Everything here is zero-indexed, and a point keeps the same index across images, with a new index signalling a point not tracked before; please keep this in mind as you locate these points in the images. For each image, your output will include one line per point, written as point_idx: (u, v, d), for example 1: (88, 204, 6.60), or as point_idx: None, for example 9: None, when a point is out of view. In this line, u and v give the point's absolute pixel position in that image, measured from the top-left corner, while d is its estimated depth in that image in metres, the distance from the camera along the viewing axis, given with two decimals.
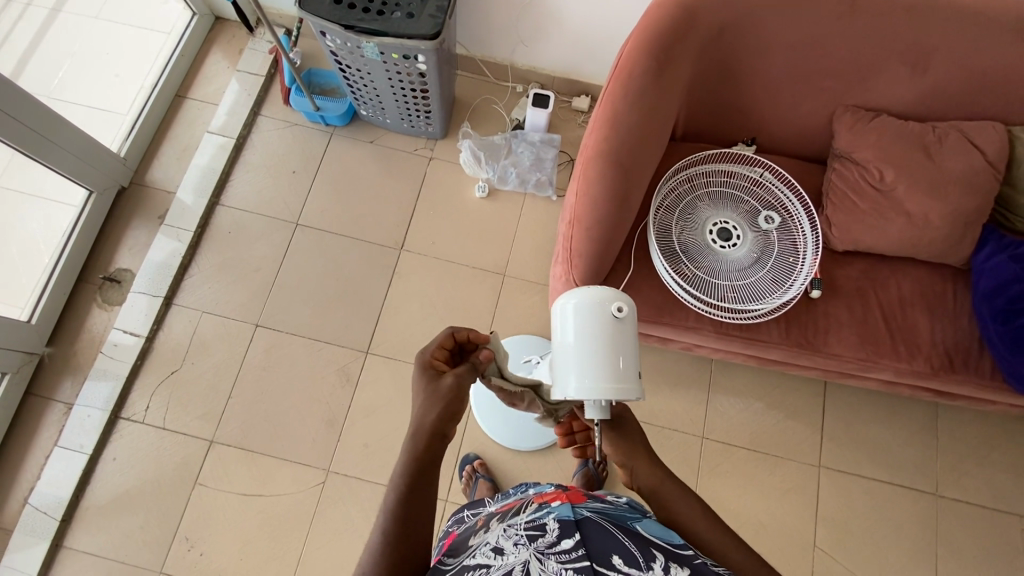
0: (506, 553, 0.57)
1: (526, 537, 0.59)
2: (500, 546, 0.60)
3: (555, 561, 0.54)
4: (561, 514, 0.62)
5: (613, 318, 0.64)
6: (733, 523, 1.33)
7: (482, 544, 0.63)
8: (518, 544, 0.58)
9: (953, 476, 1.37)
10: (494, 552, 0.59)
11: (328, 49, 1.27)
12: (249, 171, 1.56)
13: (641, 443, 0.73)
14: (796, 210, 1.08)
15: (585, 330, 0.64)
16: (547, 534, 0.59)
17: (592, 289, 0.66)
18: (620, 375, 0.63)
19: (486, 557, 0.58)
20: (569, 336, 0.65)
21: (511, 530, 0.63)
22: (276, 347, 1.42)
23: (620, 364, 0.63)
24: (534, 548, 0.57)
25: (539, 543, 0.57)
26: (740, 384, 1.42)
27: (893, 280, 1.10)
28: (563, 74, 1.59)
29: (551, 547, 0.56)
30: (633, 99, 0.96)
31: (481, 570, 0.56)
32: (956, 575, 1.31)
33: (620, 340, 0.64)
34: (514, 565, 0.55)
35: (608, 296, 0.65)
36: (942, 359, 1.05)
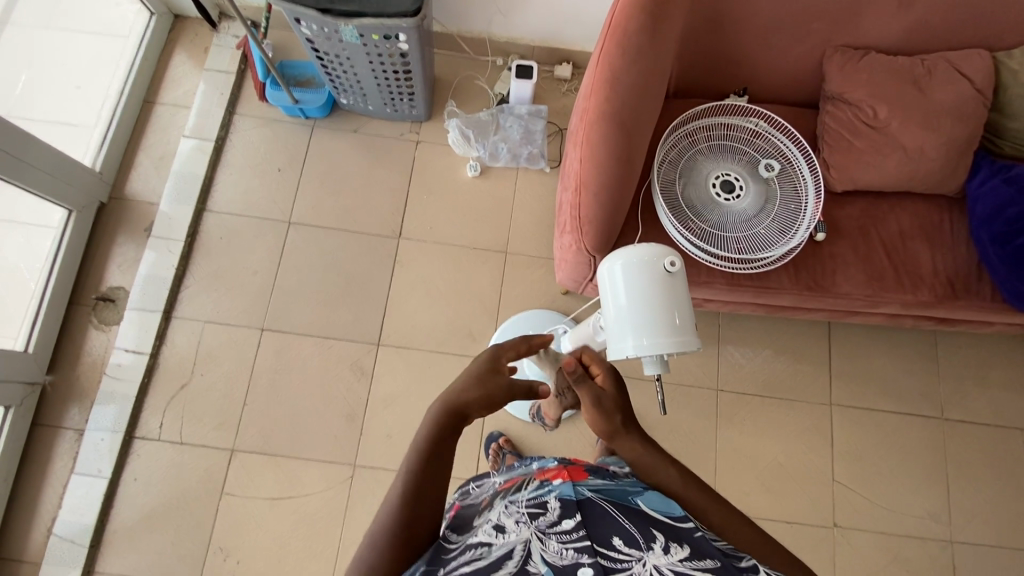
0: (507, 532, 0.58)
1: (527, 515, 0.60)
2: (502, 523, 0.61)
3: (556, 540, 0.55)
4: (563, 493, 0.63)
5: (668, 275, 0.73)
6: (755, 468, 1.37)
7: (484, 523, 0.64)
8: (520, 522, 0.59)
9: (956, 398, 1.43)
10: (495, 530, 0.60)
11: (304, 36, 1.23)
12: (233, 172, 1.52)
13: (623, 421, 0.73)
14: (796, 156, 1.09)
15: (643, 288, 0.73)
16: (548, 513, 0.60)
17: (645, 247, 0.75)
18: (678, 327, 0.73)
19: (488, 534, 0.60)
20: (628, 293, 0.74)
21: (512, 508, 0.64)
22: (285, 349, 1.40)
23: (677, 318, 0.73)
24: (536, 527, 0.58)
25: (540, 521, 0.59)
26: (748, 333, 1.45)
27: (892, 215, 1.13)
28: (542, 43, 1.57)
29: (552, 526, 0.57)
30: (630, 58, 0.95)
31: (482, 547, 0.57)
32: (967, 490, 1.37)
33: (675, 295, 0.73)
34: (516, 544, 0.55)
35: (659, 254, 0.74)
36: (945, 287, 1.09)
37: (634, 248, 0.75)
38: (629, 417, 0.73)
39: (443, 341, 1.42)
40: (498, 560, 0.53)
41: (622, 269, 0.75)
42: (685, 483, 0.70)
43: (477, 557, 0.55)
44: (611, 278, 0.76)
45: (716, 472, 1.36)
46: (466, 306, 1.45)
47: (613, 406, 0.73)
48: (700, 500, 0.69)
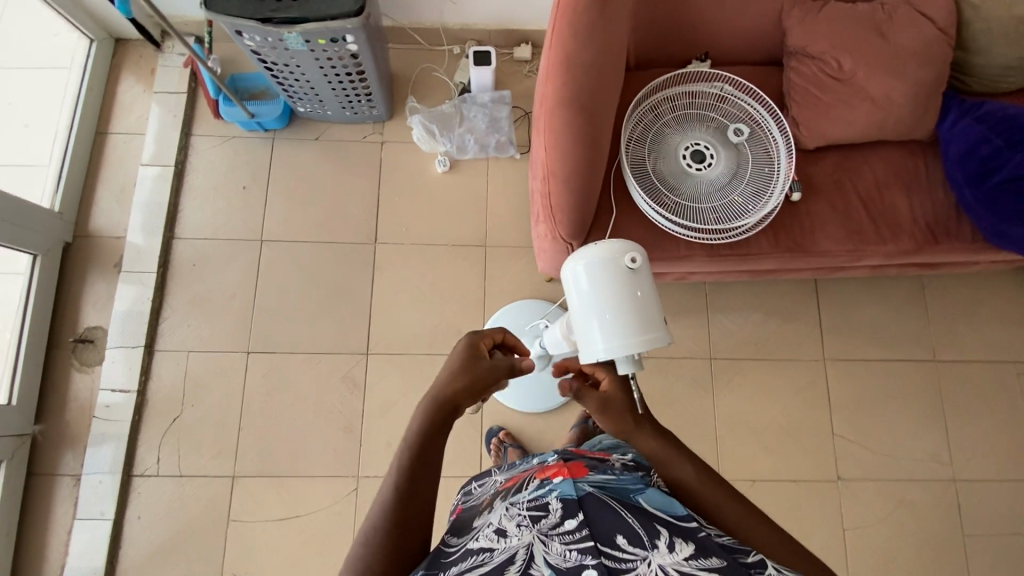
0: (509, 536, 0.58)
1: (528, 517, 0.60)
2: (503, 527, 0.60)
3: (559, 542, 0.56)
4: (564, 493, 0.64)
5: (632, 273, 0.73)
6: (756, 431, 1.38)
7: (486, 526, 0.63)
8: (521, 525, 0.59)
9: (948, 338, 1.43)
10: (496, 535, 0.59)
11: (248, 48, 1.19)
12: (198, 196, 1.48)
13: (634, 416, 0.70)
14: (765, 118, 1.07)
15: (608, 288, 0.73)
16: (550, 515, 0.60)
17: (607, 244, 0.74)
18: (649, 325, 0.72)
19: (489, 540, 0.59)
20: (593, 295, 0.74)
21: (512, 509, 0.64)
22: (273, 369, 1.38)
23: (646, 316, 0.72)
24: (538, 529, 0.58)
25: (542, 523, 0.59)
26: (737, 298, 1.45)
27: (866, 166, 1.11)
28: (498, 26, 1.53)
29: (555, 529, 0.58)
30: (582, 37, 0.92)
31: (484, 553, 0.56)
32: (966, 427, 1.39)
33: (641, 293, 0.73)
34: (519, 548, 0.55)
35: (621, 250, 0.73)
36: (925, 233, 1.08)
37: (594, 246, 0.74)
38: (642, 412, 0.70)
39: (433, 342, 1.41)
40: (500, 564, 0.53)
41: (586, 270, 0.74)
42: (681, 470, 0.69)
43: (479, 562, 0.54)
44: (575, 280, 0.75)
45: (719, 441, 1.37)
46: (451, 305, 1.43)
47: (623, 405, 0.70)
48: (697, 484, 0.68)
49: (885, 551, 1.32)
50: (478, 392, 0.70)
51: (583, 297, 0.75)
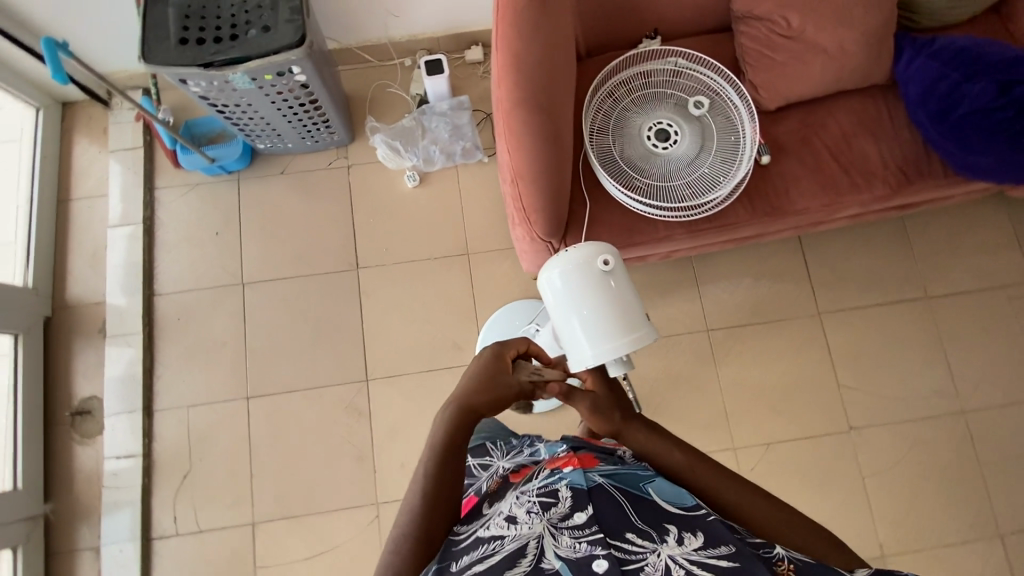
0: (519, 523, 0.58)
1: (538, 504, 0.60)
2: (514, 514, 0.60)
3: (568, 534, 0.55)
4: (573, 481, 0.61)
5: (608, 273, 0.80)
6: (763, 395, 1.38)
7: (496, 514, 0.63)
8: (531, 513, 0.59)
9: (936, 273, 1.44)
10: (507, 522, 0.59)
11: (196, 95, 1.17)
12: (172, 249, 1.46)
13: (622, 415, 0.73)
14: (722, 86, 1.07)
15: (589, 292, 0.79)
16: (560, 503, 0.59)
17: (580, 250, 0.81)
18: (632, 322, 0.79)
19: (499, 527, 0.59)
20: (576, 301, 0.80)
21: (523, 497, 0.63)
22: (276, 411, 1.37)
23: (628, 314, 0.79)
24: (547, 518, 0.57)
25: (552, 513, 0.58)
26: (724, 267, 1.45)
27: (830, 118, 1.11)
28: (445, 31, 1.51)
29: (564, 519, 0.57)
30: (526, 34, 0.91)
31: (495, 541, 0.57)
32: (966, 358, 1.40)
33: (620, 291, 0.80)
34: (529, 538, 0.55)
35: (594, 252, 0.80)
36: (898, 176, 1.09)
37: (569, 252, 0.81)
38: (628, 410, 0.74)
39: (430, 358, 1.40)
40: (511, 556, 0.53)
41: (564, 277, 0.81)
42: (690, 456, 0.68)
43: (489, 554, 0.55)
44: (557, 290, 0.81)
45: (727, 410, 1.38)
46: (442, 317, 1.43)
47: (609, 402, 0.74)
48: (708, 467, 0.68)
49: (905, 492, 1.34)
50: (500, 407, 0.71)
51: (566, 305, 0.80)
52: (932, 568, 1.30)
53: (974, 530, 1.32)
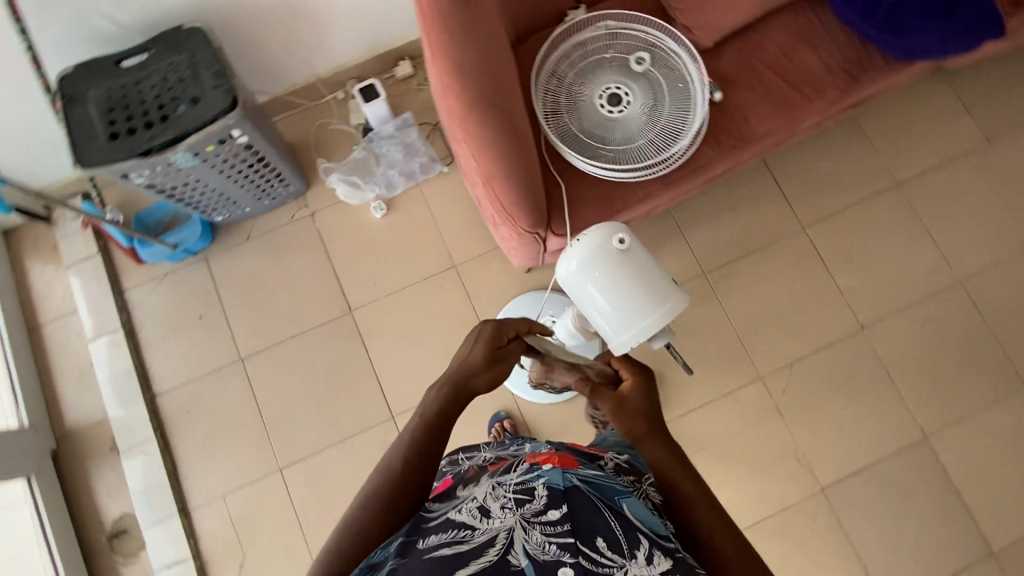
0: (492, 517, 0.57)
1: (513, 500, 0.59)
2: (487, 507, 0.60)
3: (540, 531, 0.54)
4: (551, 481, 0.61)
5: (624, 250, 0.81)
6: (774, 319, 1.41)
7: (468, 501, 0.63)
8: (505, 507, 0.58)
9: (899, 158, 1.48)
10: (480, 513, 0.59)
11: (141, 185, 1.13)
12: (159, 346, 1.42)
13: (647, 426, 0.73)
14: (655, 37, 1.09)
15: (612, 274, 0.80)
16: (535, 501, 0.59)
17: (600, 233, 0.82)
18: (662, 291, 0.81)
19: (471, 516, 0.59)
20: (602, 287, 0.81)
21: (499, 489, 0.63)
22: (312, 474, 1.35)
23: (656, 283, 0.81)
24: (520, 514, 0.56)
25: (526, 508, 0.58)
26: (702, 208, 1.47)
27: (765, 40, 1.13)
28: (369, 54, 1.48)
29: (537, 515, 0.56)
30: (460, 38, 0.90)
31: (465, 529, 0.56)
32: (948, 230, 1.45)
33: (641, 264, 0.82)
34: (500, 531, 0.54)
35: (606, 233, 0.81)
36: (844, 78, 1.11)
37: (581, 241, 0.82)
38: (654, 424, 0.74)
39: None
40: (480, 545, 0.52)
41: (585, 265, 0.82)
42: None
43: (458, 540, 0.54)
44: (579, 280, 0.82)
45: (745, 344, 1.40)
46: (448, 335, 1.41)
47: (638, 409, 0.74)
48: None
49: (929, 371, 1.38)
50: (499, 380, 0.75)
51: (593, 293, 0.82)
52: (972, 433, 1.35)
53: (1001, 387, 1.37)
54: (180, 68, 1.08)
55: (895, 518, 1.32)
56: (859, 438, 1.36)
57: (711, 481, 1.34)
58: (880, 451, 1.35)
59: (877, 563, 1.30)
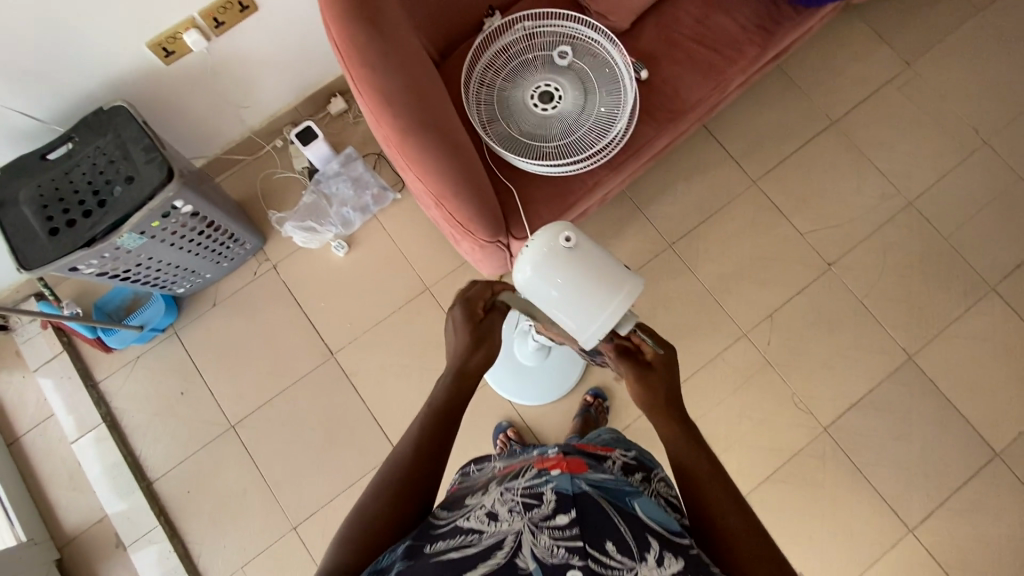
0: (499, 520, 0.57)
1: (521, 505, 0.59)
2: (495, 511, 0.59)
3: (548, 535, 0.53)
4: (561, 486, 0.60)
5: (574, 247, 0.82)
6: (745, 275, 1.44)
7: (475, 506, 0.62)
8: (513, 511, 0.58)
9: (830, 98, 1.53)
10: (487, 518, 0.58)
11: (93, 274, 1.11)
12: (147, 430, 1.38)
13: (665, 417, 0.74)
14: (573, 28, 1.10)
15: (566, 272, 0.81)
16: (543, 505, 0.58)
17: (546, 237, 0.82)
18: (617, 278, 0.82)
19: (478, 521, 0.57)
20: (559, 287, 0.81)
21: (507, 494, 0.62)
22: (327, 525, 1.33)
23: (610, 273, 0.82)
24: (528, 518, 0.56)
25: (534, 513, 0.57)
26: (655, 183, 1.49)
27: (678, 11, 1.16)
28: (298, 98, 1.47)
29: (546, 520, 0.55)
30: (381, 67, 0.90)
31: (471, 533, 0.56)
32: (889, 156, 1.50)
33: (593, 258, 0.82)
34: (507, 534, 0.54)
35: (553, 234, 0.82)
36: (760, 34, 1.15)
37: (530, 246, 0.82)
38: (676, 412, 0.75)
39: None
40: (487, 549, 0.52)
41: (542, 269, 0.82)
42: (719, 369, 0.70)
43: (465, 544, 0.54)
44: (535, 285, 0.82)
45: (723, 305, 1.43)
46: (435, 358, 1.41)
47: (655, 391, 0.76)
48: None
49: (900, 294, 1.43)
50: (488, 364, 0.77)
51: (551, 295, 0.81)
52: (952, 344, 1.40)
53: (970, 295, 1.42)
54: (107, 149, 1.06)
55: (898, 441, 1.36)
56: (849, 372, 1.39)
57: (718, 445, 1.36)
58: (871, 380, 1.39)
59: (891, 488, 1.34)
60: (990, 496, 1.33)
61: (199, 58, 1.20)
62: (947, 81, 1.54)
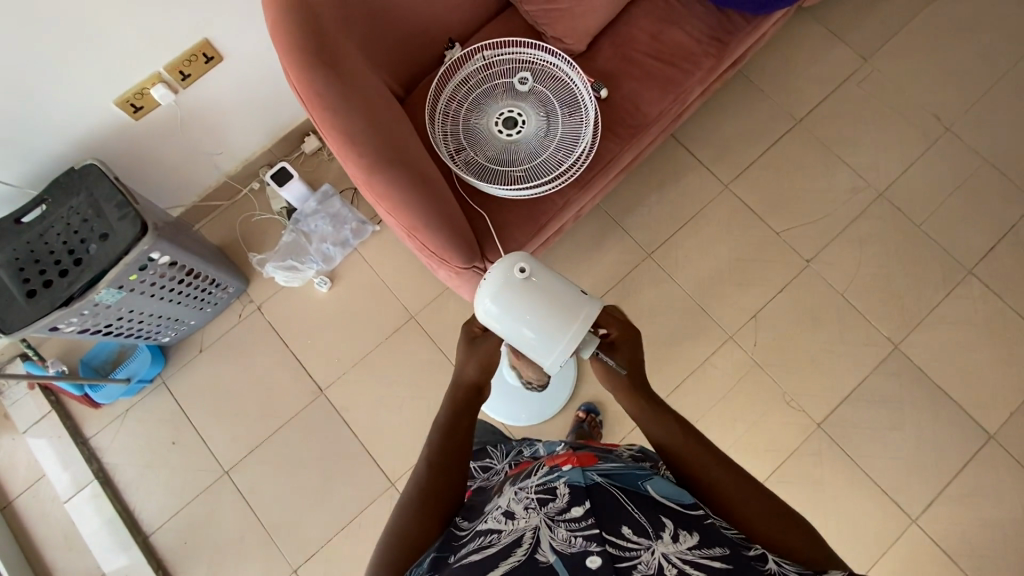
0: (517, 519, 0.60)
1: (537, 501, 0.62)
2: (511, 510, 0.63)
3: (564, 527, 0.56)
4: (573, 479, 0.64)
5: (529, 276, 0.84)
6: (726, 278, 1.45)
7: (494, 510, 0.66)
8: (530, 509, 0.61)
9: (792, 98, 1.56)
10: (506, 518, 0.62)
11: (76, 332, 1.11)
12: (140, 484, 1.37)
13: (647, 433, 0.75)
14: (531, 54, 1.13)
15: (521, 300, 0.82)
16: (557, 499, 0.61)
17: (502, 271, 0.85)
18: (575, 303, 0.81)
19: (497, 521, 0.62)
20: (516, 316, 0.82)
21: (521, 493, 0.66)
22: (329, 566, 1.31)
23: (567, 298, 0.82)
24: (545, 513, 0.59)
25: (549, 507, 0.60)
26: (629, 194, 1.51)
27: (633, 29, 1.18)
28: (271, 140, 1.49)
29: (562, 513, 0.58)
30: (342, 109, 0.92)
31: (493, 534, 0.60)
32: (856, 150, 1.53)
33: (549, 285, 0.83)
34: (525, 530, 0.57)
35: (508, 266, 0.85)
36: (713, 44, 1.18)
37: (490, 280, 0.84)
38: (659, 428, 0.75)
39: None
40: (507, 547, 0.55)
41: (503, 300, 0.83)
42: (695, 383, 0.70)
43: (487, 546, 0.57)
44: (494, 317, 0.83)
45: (707, 310, 1.44)
46: (425, 386, 1.41)
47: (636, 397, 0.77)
48: None
49: (881, 284, 1.44)
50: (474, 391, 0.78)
51: (510, 325, 0.82)
52: (937, 330, 1.41)
53: (949, 280, 1.44)
54: (81, 208, 1.07)
55: (893, 431, 1.36)
56: (838, 366, 1.40)
57: None
58: (860, 373, 1.39)
59: (891, 480, 1.33)
60: (990, 479, 1.32)
61: (168, 111, 1.22)
62: (905, 73, 1.57)
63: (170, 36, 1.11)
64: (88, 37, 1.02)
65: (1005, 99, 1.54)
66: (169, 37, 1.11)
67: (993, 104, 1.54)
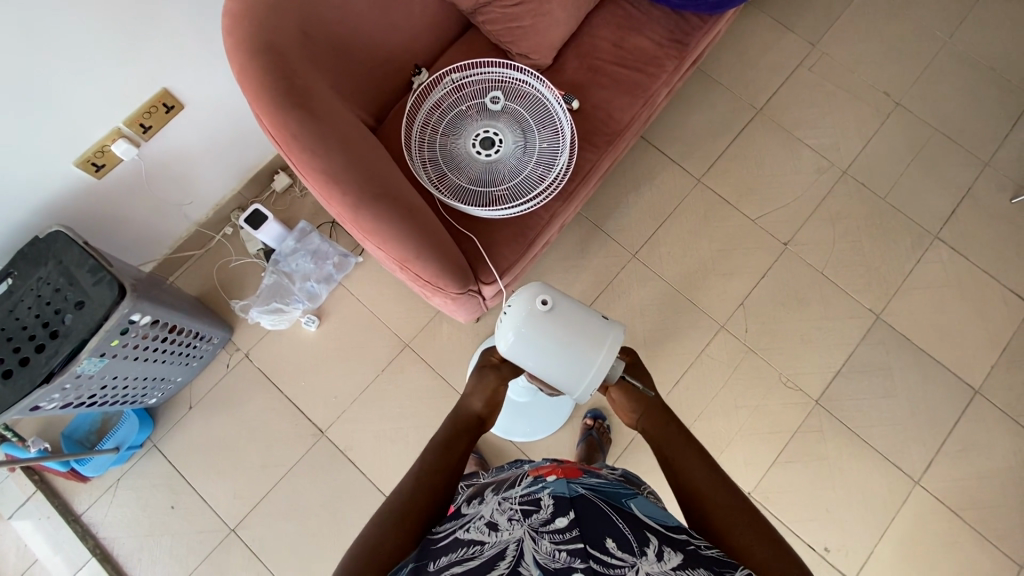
0: (500, 530, 0.61)
1: (521, 512, 0.63)
2: (495, 521, 0.64)
3: (549, 538, 0.57)
4: (556, 490, 0.66)
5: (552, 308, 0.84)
6: (710, 269, 1.48)
7: (476, 520, 0.66)
8: (513, 520, 0.62)
9: (751, 89, 1.61)
10: (489, 529, 0.62)
11: (57, 407, 1.06)
12: (140, 555, 1.31)
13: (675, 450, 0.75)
14: (499, 72, 1.13)
15: (547, 334, 0.82)
16: (542, 510, 0.63)
17: (538, 305, 0.84)
18: (599, 332, 0.83)
19: (480, 533, 0.62)
20: (544, 351, 0.83)
21: (504, 504, 0.67)
22: None
23: (587, 329, 0.83)
24: (529, 526, 0.60)
25: (533, 519, 0.61)
26: (605, 198, 1.53)
27: (595, 38, 1.20)
28: (240, 182, 1.45)
29: (546, 524, 0.60)
30: (321, 147, 0.90)
31: (476, 545, 0.59)
32: (816, 132, 1.59)
33: (573, 314, 0.84)
34: (509, 541, 0.57)
35: (529, 298, 0.84)
36: (674, 46, 1.21)
37: (521, 308, 0.84)
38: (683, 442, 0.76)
39: None
40: (490, 558, 0.55)
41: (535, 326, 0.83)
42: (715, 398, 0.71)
43: (468, 557, 0.57)
44: (522, 352, 0.84)
45: (696, 302, 1.46)
46: (428, 413, 1.39)
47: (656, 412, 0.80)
48: None
49: (855, 258, 1.49)
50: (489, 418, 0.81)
51: (538, 360, 0.83)
52: (912, 297, 1.47)
53: (918, 247, 1.50)
54: (51, 278, 1.02)
55: (886, 398, 1.41)
56: (826, 342, 1.44)
57: (721, 440, 1.38)
58: (847, 345, 1.44)
59: (891, 445, 1.38)
60: (980, 434, 1.38)
61: (131, 165, 1.18)
62: (852, 54, 1.64)
63: (127, 90, 1.08)
64: (39, 101, 0.97)
65: (946, 69, 1.62)
66: (124, 92, 1.08)
67: (937, 76, 1.62)
